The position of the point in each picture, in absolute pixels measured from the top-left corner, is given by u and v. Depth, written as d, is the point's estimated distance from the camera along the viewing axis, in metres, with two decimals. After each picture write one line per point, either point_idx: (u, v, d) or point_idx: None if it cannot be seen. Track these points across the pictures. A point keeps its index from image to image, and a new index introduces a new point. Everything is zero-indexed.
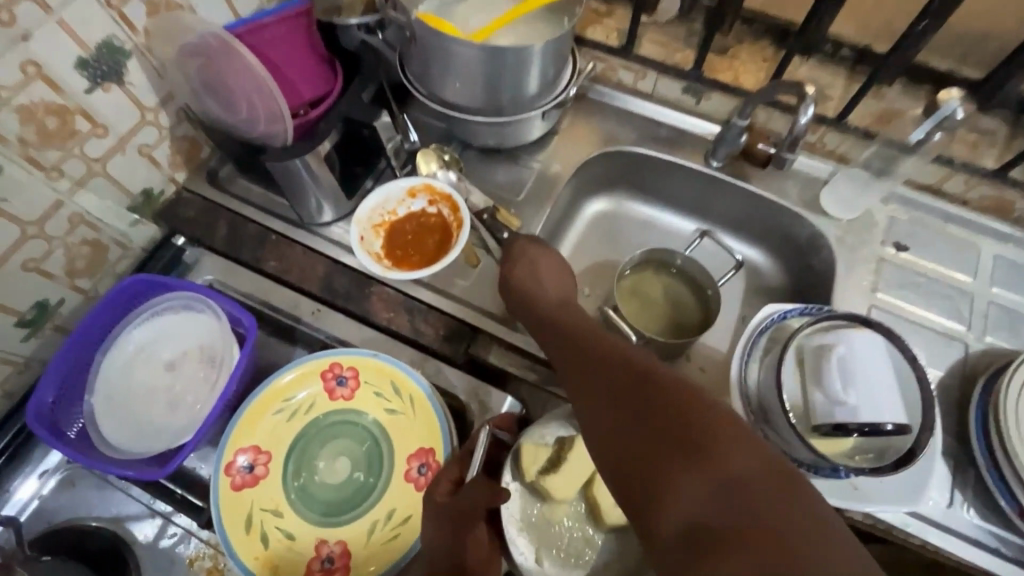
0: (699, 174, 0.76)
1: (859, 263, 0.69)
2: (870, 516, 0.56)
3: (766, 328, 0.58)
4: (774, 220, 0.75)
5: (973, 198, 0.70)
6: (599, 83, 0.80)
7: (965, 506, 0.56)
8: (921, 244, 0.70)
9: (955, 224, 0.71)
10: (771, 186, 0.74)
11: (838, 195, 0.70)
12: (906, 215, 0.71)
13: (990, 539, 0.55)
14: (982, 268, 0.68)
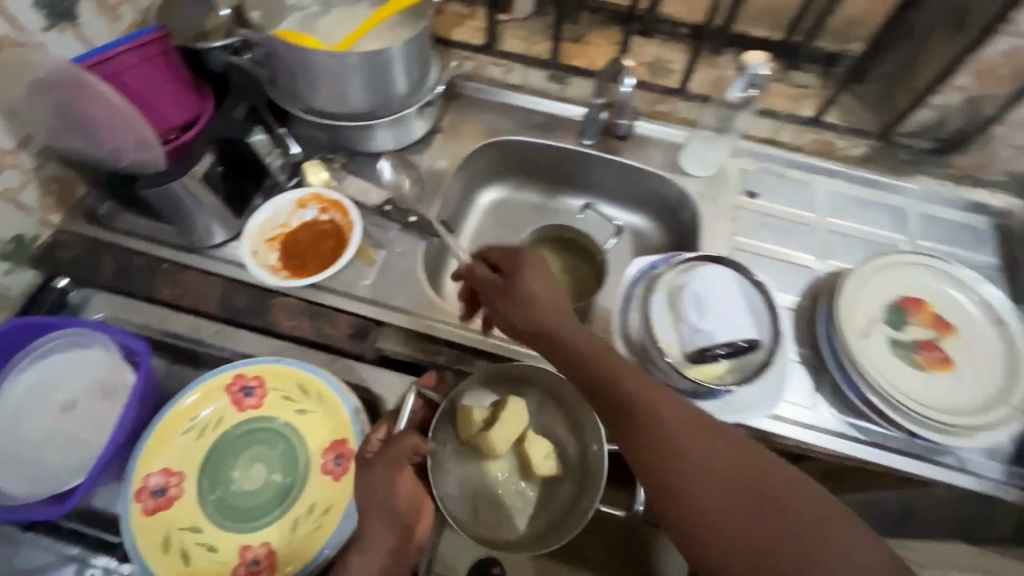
0: (575, 152, 0.83)
1: (719, 213, 0.78)
2: (756, 430, 0.64)
3: (636, 282, 0.64)
4: (646, 185, 0.83)
5: (804, 144, 0.80)
6: (472, 78, 0.85)
7: (826, 406, 0.65)
8: (768, 190, 0.80)
9: (794, 168, 0.80)
10: (637, 155, 0.81)
11: (695, 155, 0.79)
12: (754, 166, 0.81)
13: (849, 430, 0.63)
14: (820, 203, 0.79)
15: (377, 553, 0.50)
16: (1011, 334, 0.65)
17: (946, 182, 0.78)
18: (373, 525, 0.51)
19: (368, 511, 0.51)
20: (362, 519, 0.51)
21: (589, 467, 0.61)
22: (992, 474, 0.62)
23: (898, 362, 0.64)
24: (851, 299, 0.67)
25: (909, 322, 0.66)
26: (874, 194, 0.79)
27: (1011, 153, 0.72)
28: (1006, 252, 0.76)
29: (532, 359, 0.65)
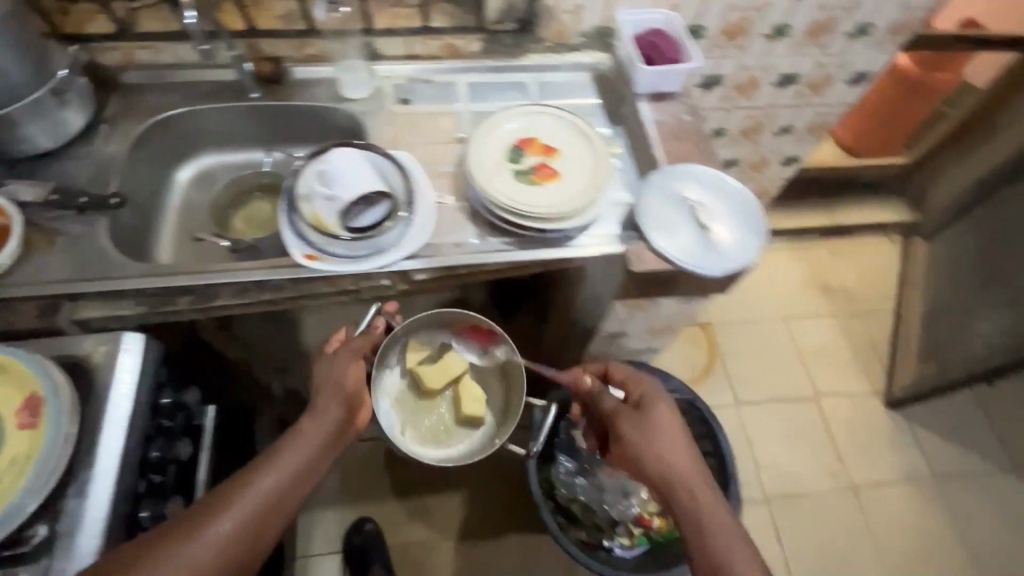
0: (245, 108, 0.91)
1: (382, 122, 0.92)
2: (432, 269, 0.78)
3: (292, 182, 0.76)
4: (319, 119, 0.94)
5: (435, 51, 0.97)
6: (125, 68, 0.89)
7: (483, 237, 0.81)
8: (418, 94, 0.95)
9: (434, 74, 0.97)
10: (301, 95, 0.93)
11: (349, 82, 0.93)
12: (402, 79, 0.96)
13: (501, 246, 0.81)
14: (460, 94, 0.96)
15: (322, 419, 0.68)
16: (591, 143, 0.88)
17: (547, 53, 1.00)
18: (325, 400, 0.70)
19: (323, 385, 0.71)
20: (318, 396, 0.70)
21: (505, 418, 0.95)
22: (607, 237, 0.81)
23: (520, 184, 0.83)
24: (478, 151, 0.85)
25: (525, 155, 0.85)
26: (500, 78, 0.99)
27: (569, 17, 0.95)
28: (601, 92, 0.99)
29: (228, 278, 0.73)
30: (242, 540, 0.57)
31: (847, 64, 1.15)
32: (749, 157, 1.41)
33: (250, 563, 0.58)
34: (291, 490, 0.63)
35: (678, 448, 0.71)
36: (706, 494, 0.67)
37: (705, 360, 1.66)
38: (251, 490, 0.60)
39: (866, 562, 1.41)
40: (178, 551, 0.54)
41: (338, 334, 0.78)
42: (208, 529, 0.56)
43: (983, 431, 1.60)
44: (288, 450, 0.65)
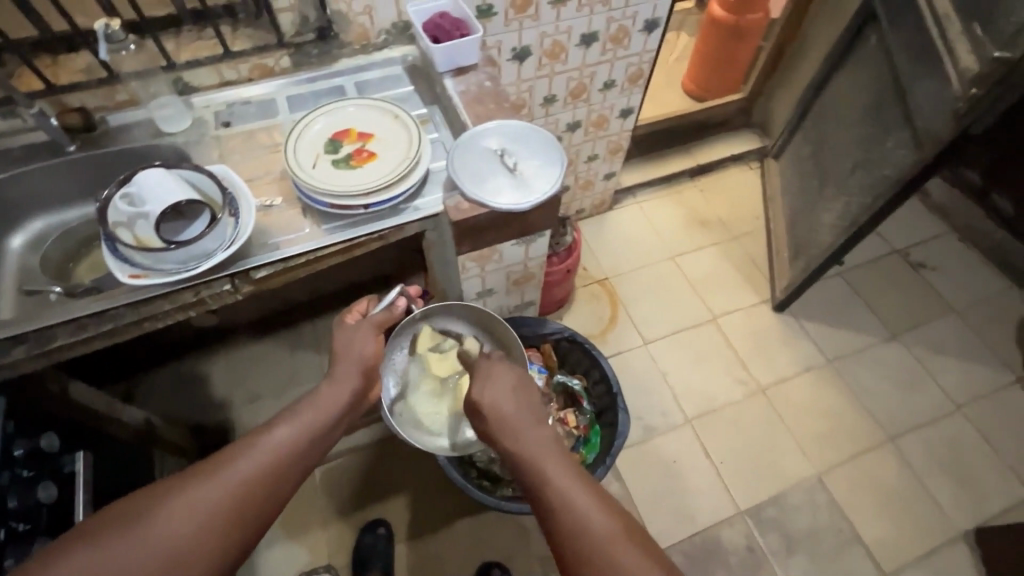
0: (62, 163, 0.92)
1: (206, 147, 0.95)
2: (271, 265, 0.82)
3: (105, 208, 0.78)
4: (144, 158, 0.95)
5: (246, 73, 1.02)
6: None
7: (316, 225, 0.86)
8: (238, 116, 1.00)
9: (251, 95, 1.02)
10: (119, 139, 0.95)
11: (165, 117, 0.95)
12: (221, 105, 1.00)
13: (335, 229, 0.86)
14: (280, 107, 1.01)
15: (337, 384, 0.78)
16: (405, 122, 0.95)
17: (355, 56, 1.07)
18: (343, 368, 0.80)
19: (343, 352, 0.81)
20: (337, 362, 0.81)
21: None
22: (433, 199, 0.89)
23: (341, 170, 0.89)
24: (296, 150, 0.90)
25: (342, 144, 0.92)
26: (317, 86, 1.05)
27: (363, 17, 1.02)
28: (413, 79, 1.07)
29: (62, 316, 0.75)
30: (261, 485, 0.66)
31: (635, 14, 1.29)
32: (588, 117, 1.53)
33: (270, 504, 0.67)
34: (303, 448, 0.71)
35: (519, 408, 0.75)
36: (545, 445, 0.71)
37: (609, 312, 1.76)
38: (269, 444, 0.69)
39: (786, 450, 1.54)
40: (203, 488, 0.63)
41: (356, 308, 0.89)
42: (228, 474, 0.65)
43: (858, 309, 1.78)
44: (307, 413, 0.74)
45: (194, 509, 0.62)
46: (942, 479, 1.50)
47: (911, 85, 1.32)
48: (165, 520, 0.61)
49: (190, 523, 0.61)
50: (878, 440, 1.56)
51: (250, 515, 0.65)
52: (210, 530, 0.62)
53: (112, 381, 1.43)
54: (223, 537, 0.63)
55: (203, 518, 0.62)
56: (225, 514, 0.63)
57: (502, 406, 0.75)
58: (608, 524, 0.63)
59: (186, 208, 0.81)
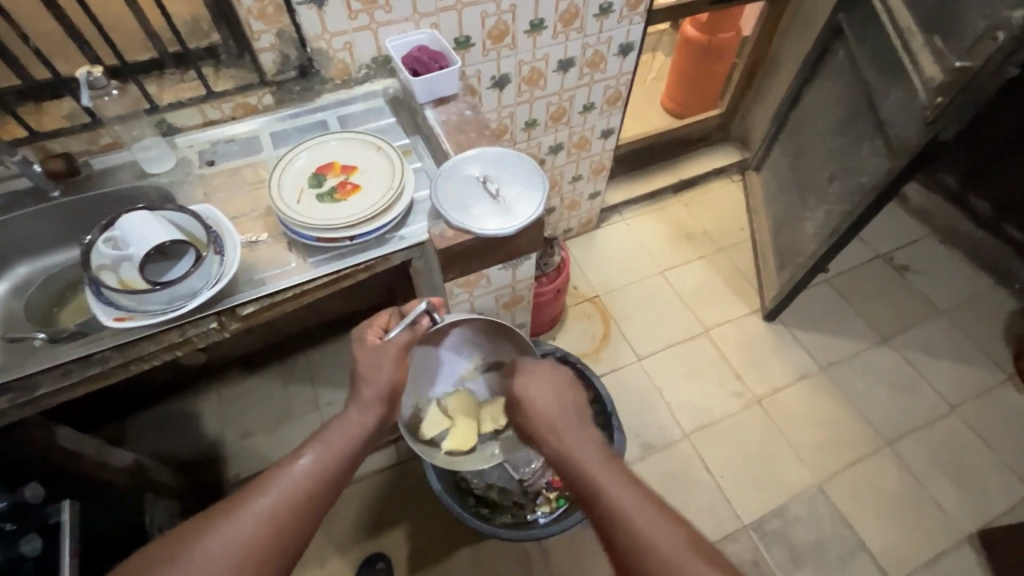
0: (46, 209, 0.92)
1: (190, 186, 0.96)
2: (258, 300, 0.82)
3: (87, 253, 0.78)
4: (128, 200, 0.96)
5: (230, 112, 1.03)
6: None
7: (302, 259, 0.87)
8: (222, 154, 1.00)
9: (235, 133, 1.03)
10: (103, 182, 0.95)
11: (148, 159, 0.95)
12: (205, 145, 1.01)
13: (321, 262, 0.86)
14: (264, 144, 1.02)
15: (363, 409, 0.77)
16: (387, 153, 0.96)
17: (338, 91, 1.09)
18: (367, 393, 0.78)
19: (365, 376, 0.79)
20: (360, 387, 0.79)
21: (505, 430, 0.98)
22: (419, 228, 0.90)
23: (325, 203, 0.89)
24: (281, 186, 0.91)
25: (326, 178, 0.93)
26: (301, 121, 1.06)
27: (343, 54, 1.04)
28: (395, 111, 1.09)
29: (46, 364, 0.74)
30: (291, 513, 0.65)
31: (609, 39, 1.32)
32: (569, 139, 1.56)
33: (301, 533, 0.65)
34: (334, 474, 0.71)
35: (562, 411, 0.75)
36: (591, 451, 0.70)
37: (601, 329, 1.76)
38: (297, 472, 0.68)
39: (786, 461, 1.53)
40: (233, 522, 0.62)
41: (375, 326, 0.84)
42: (255, 505, 0.64)
43: (848, 315, 1.79)
44: (332, 438, 0.74)
45: (228, 543, 0.61)
46: (942, 482, 1.50)
47: (880, 95, 1.36)
48: (199, 555, 0.59)
49: (224, 559, 0.60)
50: (876, 445, 1.55)
51: (283, 545, 0.64)
52: (243, 562, 0.61)
53: (101, 424, 1.41)
54: (258, 569, 0.61)
55: (237, 550, 0.61)
56: (263, 545, 0.62)
57: (544, 410, 0.75)
58: (664, 539, 0.60)
59: (170, 249, 0.82)
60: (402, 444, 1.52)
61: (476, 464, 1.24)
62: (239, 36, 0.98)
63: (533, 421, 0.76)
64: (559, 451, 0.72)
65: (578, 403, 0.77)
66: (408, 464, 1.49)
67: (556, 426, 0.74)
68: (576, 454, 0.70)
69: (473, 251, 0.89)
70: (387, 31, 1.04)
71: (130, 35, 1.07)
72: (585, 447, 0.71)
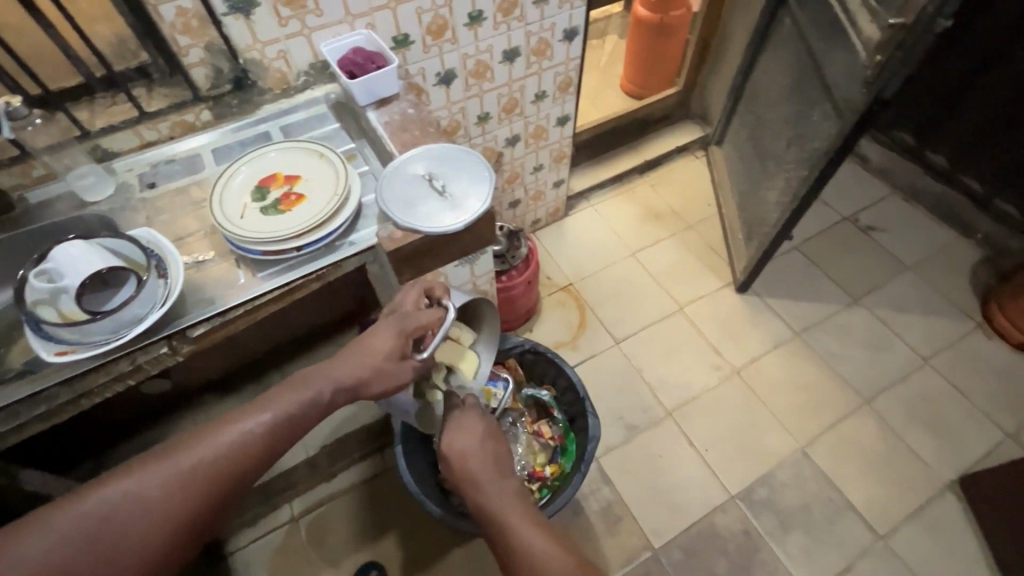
0: None
1: (132, 211, 0.93)
2: (209, 320, 0.80)
3: (20, 288, 0.76)
4: (67, 231, 0.93)
5: (167, 132, 1.01)
6: None
7: (251, 274, 0.85)
8: (163, 175, 0.98)
9: (174, 153, 1.01)
10: (42, 215, 0.93)
11: (84, 187, 0.93)
12: (145, 167, 0.99)
13: (271, 275, 0.85)
14: (206, 161, 1.00)
15: (340, 386, 0.73)
16: (330, 160, 0.94)
17: (278, 101, 1.07)
18: (342, 367, 0.74)
19: (365, 354, 0.75)
20: (339, 360, 0.75)
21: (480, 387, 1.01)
22: (368, 233, 0.89)
23: (270, 216, 0.88)
24: (223, 202, 0.89)
25: (269, 190, 0.91)
26: (242, 135, 1.04)
27: (278, 63, 1.02)
28: (338, 116, 1.07)
29: None
30: (222, 473, 0.67)
31: (552, 26, 1.32)
32: (526, 129, 1.55)
33: (231, 488, 0.68)
34: (273, 435, 0.70)
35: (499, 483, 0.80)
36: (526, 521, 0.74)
37: (578, 317, 1.76)
38: (237, 437, 0.68)
39: (768, 429, 1.54)
40: (165, 472, 0.65)
41: (408, 326, 0.77)
42: (187, 461, 0.66)
43: (818, 279, 1.81)
44: (285, 406, 0.71)
45: (154, 490, 0.64)
46: (921, 433, 1.53)
47: (825, 59, 1.37)
48: (125, 498, 0.63)
49: (149, 507, 0.63)
50: (855, 405, 1.58)
51: (207, 500, 0.66)
52: (167, 516, 0.64)
53: (74, 462, 1.38)
54: (180, 525, 0.64)
55: (161, 503, 0.64)
56: (190, 500, 0.65)
57: (482, 487, 0.80)
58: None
59: (110, 276, 0.80)
60: (386, 451, 1.51)
61: None
62: (167, 53, 0.95)
63: (461, 474, 0.82)
64: (483, 504, 0.78)
65: (503, 459, 0.85)
66: (395, 470, 1.48)
67: (483, 482, 0.80)
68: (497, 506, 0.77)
69: (424, 251, 0.88)
70: (321, 35, 1.02)
71: (56, 62, 1.05)
72: (506, 501, 0.78)
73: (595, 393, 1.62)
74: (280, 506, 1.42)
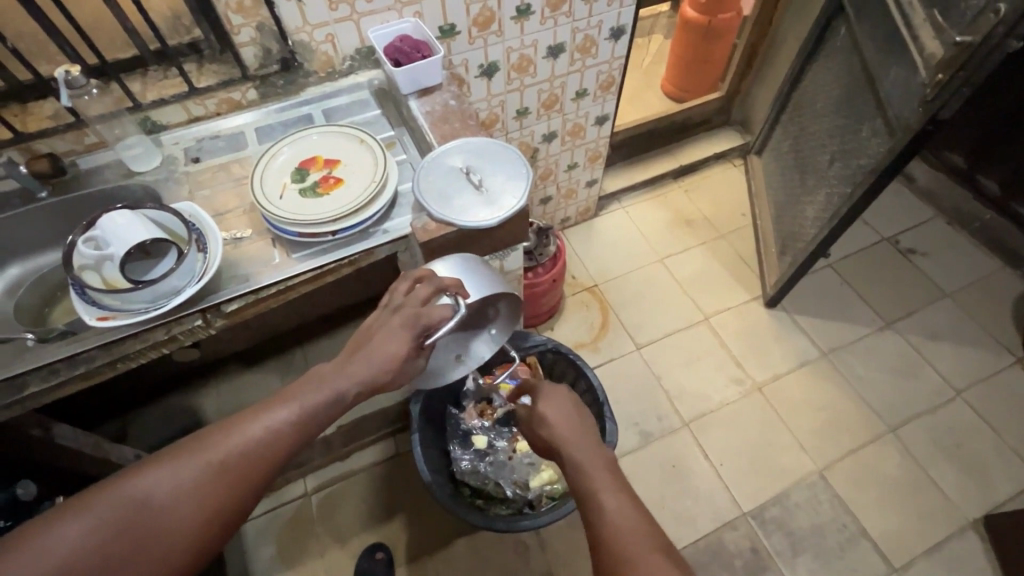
0: (37, 209, 0.93)
1: (176, 183, 0.96)
2: (242, 297, 0.82)
3: (67, 253, 0.78)
4: (115, 198, 0.95)
5: (214, 108, 1.03)
6: None
7: (286, 255, 0.86)
8: (207, 151, 1.00)
9: (220, 129, 1.03)
10: (91, 182, 0.96)
11: (133, 157, 0.95)
12: (190, 141, 1.01)
13: (305, 257, 0.86)
14: (249, 139, 1.02)
15: (360, 385, 0.71)
16: (369, 146, 0.95)
17: (322, 83, 1.08)
18: (361, 359, 0.72)
19: (377, 353, 0.72)
20: (359, 347, 0.73)
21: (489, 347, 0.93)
22: (402, 222, 0.90)
23: (308, 198, 0.89)
24: (264, 181, 0.91)
25: (309, 173, 0.92)
26: (286, 116, 1.06)
27: (326, 46, 1.03)
28: (380, 102, 1.08)
29: (33, 362, 0.75)
30: (250, 468, 0.64)
31: (600, 24, 1.30)
32: (563, 126, 1.53)
33: (260, 484, 0.65)
34: (300, 427, 0.67)
35: (581, 438, 0.75)
36: (603, 475, 0.69)
37: (600, 318, 1.75)
38: (260, 434, 0.65)
39: (785, 449, 1.52)
40: (193, 465, 0.62)
41: (422, 324, 0.75)
42: (217, 453, 0.63)
43: (850, 300, 1.76)
44: (311, 402, 0.68)
45: (181, 488, 0.60)
46: (945, 467, 1.48)
47: (881, 74, 1.32)
48: (148, 497, 0.59)
49: (181, 502, 0.60)
50: (878, 432, 1.53)
51: (239, 496, 0.63)
52: (198, 510, 0.61)
53: (102, 419, 1.43)
54: (207, 518, 0.61)
55: (187, 498, 0.60)
56: (221, 496, 0.62)
57: (570, 446, 0.74)
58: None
59: (153, 246, 0.83)
60: (400, 436, 1.53)
61: (469, 461, 1.24)
62: (219, 31, 0.97)
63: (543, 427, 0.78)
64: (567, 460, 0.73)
65: (586, 422, 0.79)
66: (405, 455, 1.50)
67: (570, 444, 0.74)
68: (581, 460, 0.71)
69: (457, 244, 0.89)
70: (369, 20, 1.02)
71: (112, 32, 1.07)
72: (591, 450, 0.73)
73: (612, 397, 1.61)
74: (294, 480, 1.45)
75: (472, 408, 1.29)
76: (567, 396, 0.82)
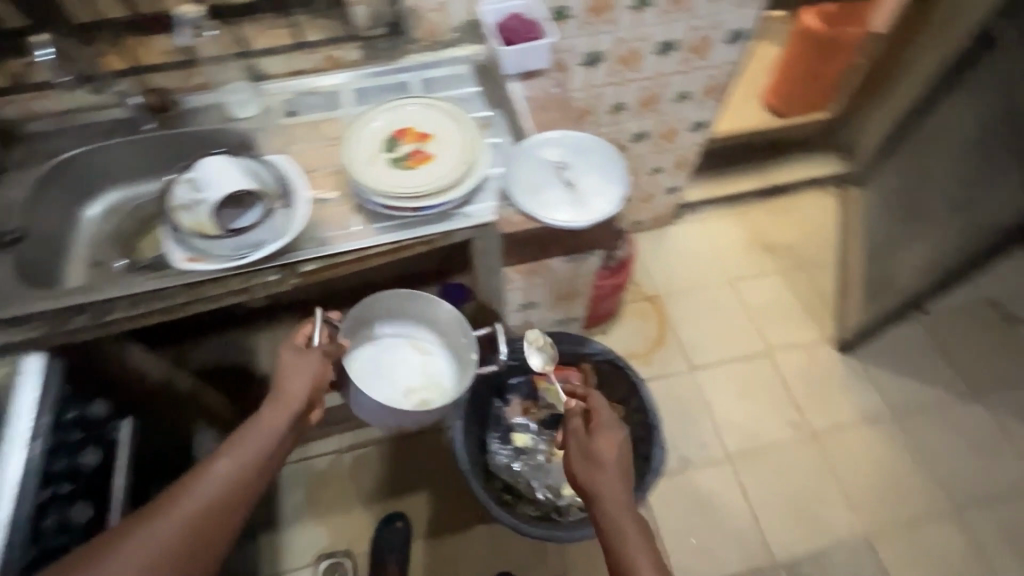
0: (139, 140, 0.95)
1: (270, 135, 0.96)
2: (318, 260, 0.82)
3: (167, 191, 0.81)
4: (213, 140, 0.97)
5: (316, 63, 1.03)
6: (26, 120, 0.95)
7: (365, 224, 0.85)
8: (305, 106, 0.99)
9: (317, 85, 1.01)
10: (192, 121, 0.97)
11: (235, 102, 0.97)
12: (288, 94, 1.00)
13: (384, 229, 0.85)
14: (345, 101, 1.00)
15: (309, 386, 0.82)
16: (464, 125, 0.92)
17: (423, 52, 1.03)
18: (303, 366, 0.83)
19: (300, 366, 0.83)
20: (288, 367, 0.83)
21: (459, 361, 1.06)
22: (484, 208, 0.85)
23: (395, 170, 0.87)
24: (356, 145, 0.90)
25: (400, 144, 0.91)
26: (381, 81, 1.02)
27: (436, 14, 1.00)
28: (480, 80, 1.02)
29: (121, 290, 0.78)
30: (242, 473, 0.73)
31: (720, 24, 1.21)
32: (657, 127, 1.45)
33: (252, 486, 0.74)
34: (270, 428, 0.77)
35: (615, 488, 0.77)
36: (633, 532, 0.72)
37: (656, 332, 1.68)
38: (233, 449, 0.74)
39: (833, 505, 1.42)
40: (186, 497, 0.68)
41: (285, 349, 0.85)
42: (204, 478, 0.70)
43: (935, 360, 1.62)
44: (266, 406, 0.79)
45: (181, 516, 0.67)
46: (1010, 560, 1.36)
47: None
48: (152, 538, 0.65)
49: (185, 527, 0.67)
50: (941, 508, 1.42)
51: (238, 497, 0.72)
52: (205, 526, 0.68)
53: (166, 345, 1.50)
54: (216, 527, 0.69)
55: (191, 520, 0.67)
56: (223, 505, 0.70)
57: (603, 493, 0.76)
58: None
59: (244, 197, 0.84)
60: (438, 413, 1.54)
61: (506, 456, 1.23)
62: None
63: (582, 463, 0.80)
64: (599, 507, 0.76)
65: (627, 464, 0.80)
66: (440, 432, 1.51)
67: (608, 491, 0.76)
68: (614, 511, 0.74)
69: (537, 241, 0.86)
70: None
71: None
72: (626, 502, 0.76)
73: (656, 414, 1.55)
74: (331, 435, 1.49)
75: (517, 403, 1.27)
76: (613, 431, 0.82)
